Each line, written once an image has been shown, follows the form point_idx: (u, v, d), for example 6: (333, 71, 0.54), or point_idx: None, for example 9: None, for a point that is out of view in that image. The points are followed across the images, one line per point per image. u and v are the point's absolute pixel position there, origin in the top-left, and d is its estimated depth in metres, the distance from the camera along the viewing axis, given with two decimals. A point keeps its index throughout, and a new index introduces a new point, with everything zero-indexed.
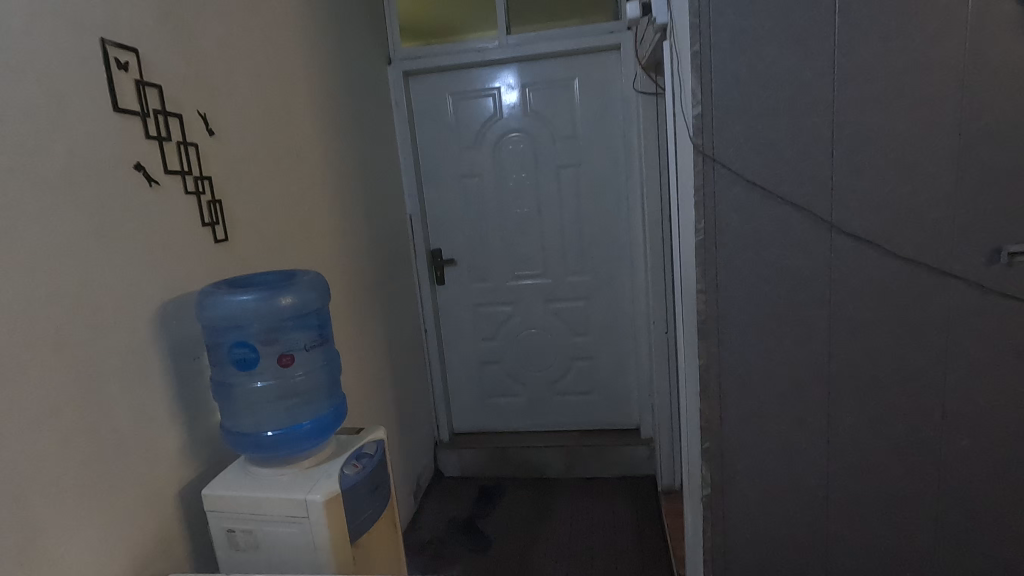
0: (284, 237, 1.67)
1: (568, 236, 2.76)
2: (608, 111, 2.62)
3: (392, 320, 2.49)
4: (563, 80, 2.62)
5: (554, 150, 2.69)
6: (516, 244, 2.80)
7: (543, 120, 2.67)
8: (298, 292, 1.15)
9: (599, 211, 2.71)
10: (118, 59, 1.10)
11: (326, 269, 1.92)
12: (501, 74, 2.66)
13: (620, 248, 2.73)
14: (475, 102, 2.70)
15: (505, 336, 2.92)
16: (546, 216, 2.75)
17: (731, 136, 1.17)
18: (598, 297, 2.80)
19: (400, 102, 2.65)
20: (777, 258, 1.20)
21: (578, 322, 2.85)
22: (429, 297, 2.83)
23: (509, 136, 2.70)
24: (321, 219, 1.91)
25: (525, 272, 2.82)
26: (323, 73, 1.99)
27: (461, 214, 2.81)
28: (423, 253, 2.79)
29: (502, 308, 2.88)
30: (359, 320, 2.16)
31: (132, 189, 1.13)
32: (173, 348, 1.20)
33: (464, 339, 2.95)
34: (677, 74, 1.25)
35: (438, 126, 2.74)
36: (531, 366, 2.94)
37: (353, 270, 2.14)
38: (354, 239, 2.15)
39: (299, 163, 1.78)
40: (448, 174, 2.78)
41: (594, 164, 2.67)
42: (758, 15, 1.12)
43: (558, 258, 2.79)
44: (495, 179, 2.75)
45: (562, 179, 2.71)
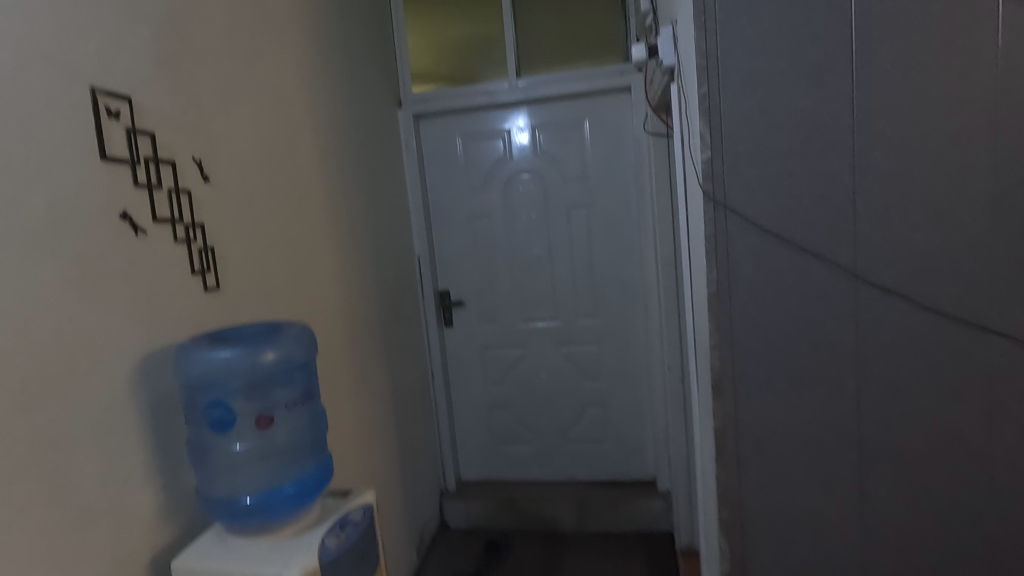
0: (282, 282, 1.63)
1: (579, 278, 2.68)
2: (619, 152, 2.58)
3: (397, 364, 2.41)
4: (574, 121, 2.60)
5: (565, 190, 2.64)
6: (525, 286, 2.73)
7: (554, 161, 2.64)
8: (282, 345, 1.09)
9: (612, 253, 2.63)
10: (109, 107, 1.08)
11: (328, 314, 1.87)
12: (511, 116, 2.65)
13: (634, 291, 2.64)
14: (485, 143, 2.68)
15: (515, 380, 2.82)
16: (557, 257, 2.69)
17: (744, 180, 1.09)
18: (611, 341, 2.70)
19: (410, 144, 2.65)
20: (797, 311, 1.10)
21: (590, 367, 2.74)
22: (436, 340, 2.76)
23: (519, 177, 2.67)
24: (324, 263, 1.86)
25: (536, 315, 2.74)
26: (331, 117, 1.99)
27: (470, 255, 2.76)
28: (431, 294, 2.73)
29: (512, 351, 2.79)
30: (363, 366, 2.09)
31: (117, 238, 1.09)
32: (153, 403, 1.13)
33: (472, 383, 2.85)
34: (686, 117, 1.19)
35: (448, 167, 2.73)
36: (542, 412, 2.82)
37: (358, 314, 2.08)
38: (358, 282, 2.11)
39: (301, 207, 1.75)
40: (457, 215, 2.74)
41: (605, 205, 2.61)
42: (771, 55, 1.06)
43: (570, 300, 2.70)
44: (505, 220, 2.70)
45: (573, 220, 2.65)
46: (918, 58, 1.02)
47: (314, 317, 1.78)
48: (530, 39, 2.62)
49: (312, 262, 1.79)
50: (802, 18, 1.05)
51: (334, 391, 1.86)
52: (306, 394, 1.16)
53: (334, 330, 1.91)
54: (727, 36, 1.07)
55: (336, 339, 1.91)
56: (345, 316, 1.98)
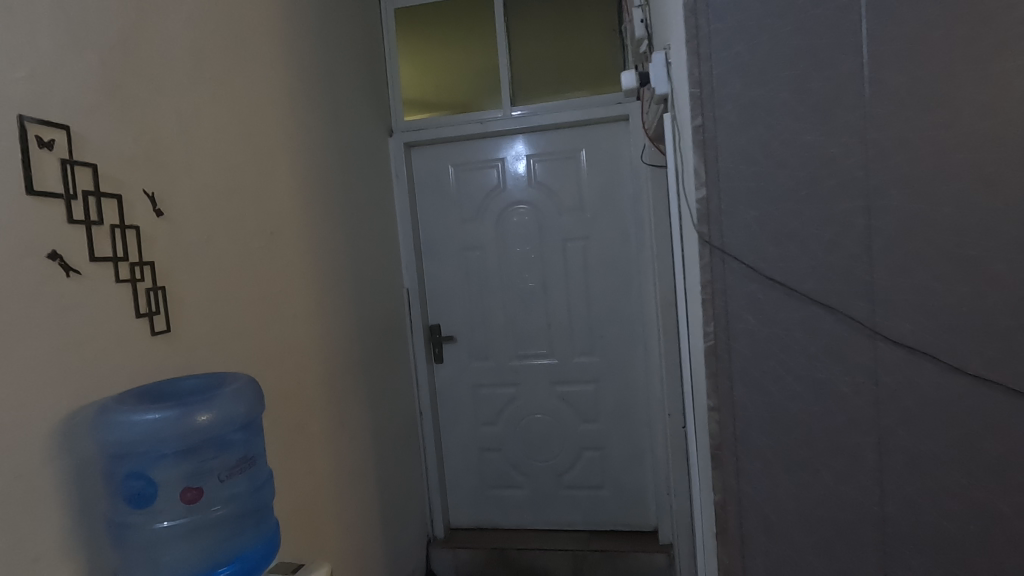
0: (247, 322, 1.51)
1: (576, 314, 2.55)
2: (617, 183, 2.47)
3: (380, 405, 2.27)
4: (571, 152, 2.50)
5: (561, 222, 2.53)
6: (519, 321, 2.60)
7: (550, 192, 2.54)
8: (219, 404, 0.94)
9: (610, 288, 2.51)
10: (40, 136, 0.98)
11: (301, 354, 1.75)
12: (506, 145, 2.56)
13: (633, 328, 2.50)
14: (478, 173, 2.59)
15: (507, 421, 2.66)
16: (552, 291, 2.56)
17: (744, 222, 0.97)
18: (608, 380, 2.55)
19: (401, 173, 2.57)
20: (806, 370, 0.97)
21: (587, 408, 2.59)
22: (425, 377, 2.62)
23: (513, 208, 2.57)
24: (297, 300, 1.75)
25: (530, 351, 2.61)
26: (311, 146, 1.90)
27: (462, 288, 2.64)
28: (420, 329, 2.61)
29: (505, 389, 2.65)
30: (341, 409, 1.96)
31: (44, 281, 0.98)
32: (80, 467, 1.00)
33: (463, 423, 2.70)
34: (679, 150, 1.08)
35: (440, 198, 2.63)
36: (536, 455, 2.66)
37: (336, 354, 1.96)
38: (338, 319, 1.99)
39: (272, 241, 1.65)
40: (449, 247, 2.64)
41: (602, 237, 2.50)
42: (771, 83, 0.95)
43: (566, 336, 2.57)
44: (498, 253, 2.59)
45: (569, 253, 2.54)
46: (938, 87, 0.90)
47: (284, 359, 1.65)
48: (525, 67, 2.55)
49: (284, 299, 1.68)
50: (805, 43, 0.94)
51: (305, 439, 1.72)
52: (246, 457, 1.00)
53: (308, 372, 1.78)
54: (722, 63, 0.96)
55: (309, 382, 1.78)
56: (320, 356, 1.86)
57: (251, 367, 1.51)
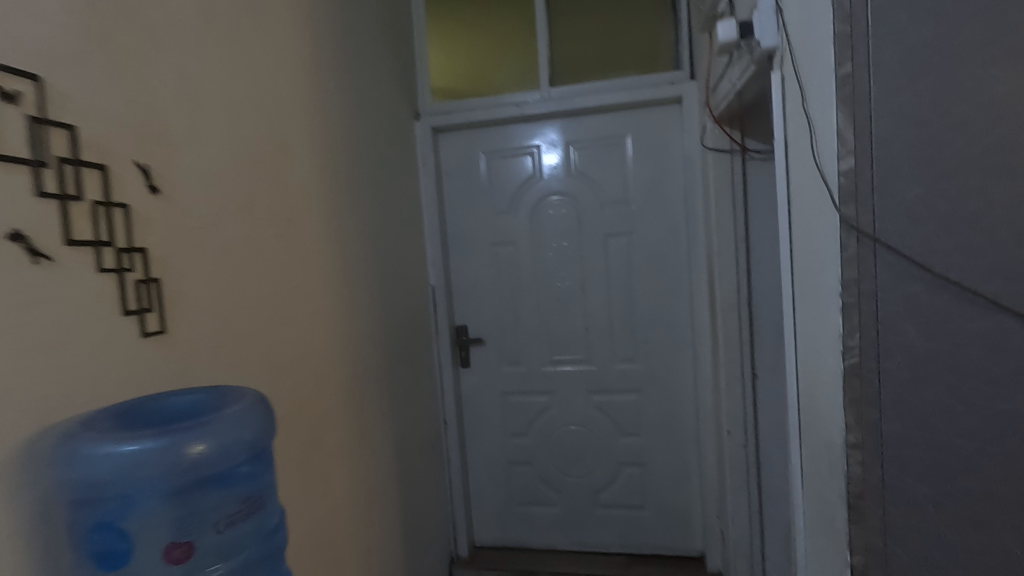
0: (257, 323, 1.30)
1: (617, 316, 2.32)
2: (666, 173, 2.23)
3: (404, 414, 2.06)
4: (615, 138, 2.27)
5: (602, 215, 2.30)
6: (554, 324, 2.37)
7: (591, 183, 2.31)
8: (216, 433, 0.72)
9: (655, 289, 2.27)
10: (2, 86, 0.78)
11: (318, 359, 1.53)
12: (543, 130, 2.34)
13: (681, 333, 2.27)
14: (512, 161, 2.37)
15: (539, 432, 2.44)
16: (591, 291, 2.33)
17: (904, 204, 0.73)
18: (652, 390, 2.31)
19: (427, 160, 2.36)
20: (984, 400, 0.73)
21: (627, 420, 2.35)
22: (450, 383, 2.40)
23: (549, 199, 2.34)
24: (315, 297, 1.54)
25: (565, 357, 2.38)
26: (331, 125, 1.69)
27: (491, 286, 2.42)
28: (446, 330, 2.40)
29: (537, 398, 2.42)
30: (362, 420, 1.75)
31: (3, 269, 0.77)
32: (47, 501, 0.80)
33: (490, 434, 2.48)
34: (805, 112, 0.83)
35: (468, 187, 2.42)
36: (570, 470, 2.43)
37: (359, 358, 1.75)
38: (360, 319, 1.78)
39: (289, 229, 1.44)
40: (477, 241, 2.42)
41: (648, 233, 2.26)
42: (950, 15, 0.71)
43: (606, 341, 2.34)
44: (532, 248, 2.37)
45: (611, 249, 2.31)
46: None
47: (299, 364, 1.45)
48: (565, 45, 2.32)
49: (300, 296, 1.47)
50: None
51: (321, 455, 1.52)
52: (252, 498, 0.79)
53: (326, 379, 1.57)
54: None
55: (327, 390, 1.57)
56: (340, 360, 1.65)
57: (262, 376, 1.30)
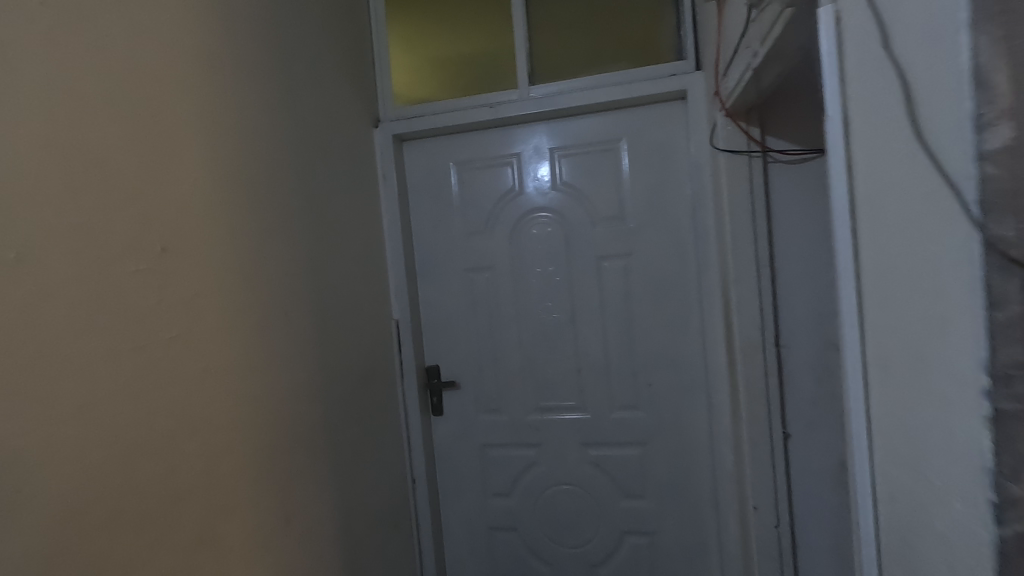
0: (103, 393, 0.96)
1: (614, 355, 1.94)
2: (669, 182, 1.87)
3: (353, 482, 1.69)
4: (608, 142, 1.92)
5: (594, 234, 1.93)
6: (540, 363, 2.00)
7: (581, 197, 1.95)
8: None
9: (659, 320, 1.90)
10: None
11: (211, 428, 1.18)
12: (523, 136, 1.99)
13: (692, 374, 1.88)
14: (488, 172, 2.02)
15: (524, 492, 2.05)
16: (583, 324, 1.96)
17: None
18: (658, 443, 1.92)
19: (389, 173, 2.02)
20: None
21: (630, 479, 1.95)
22: (419, 435, 2.03)
23: (532, 216, 1.99)
24: (209, 346, 1.19)
25: (554, 403, 2.00)
26: (242, 130, 1.36)
27: (466, 319, 2.05)
28: (413, 372, 2.03)
29: (522, 451, 2.04)
30: (285, 498, 1.38)
31: None
32: None
33: (467, 493, 2.10)
34: (902, 59, 0.48)
35: (437, 204, 2.07)
36: (562, 538, 2.03)
37: (282, 417, 1.40)
38: (285, 367, 1.43)
39: (162, 261, 1.09)
40: (450, 267, 2.06)
41: (648, 254, 1.89)
42: None
43: (602, 383, 1.95)
44: (513, 275, 2.01)
45: (606, 275, 1.93)
46: None
47: (177, 440, 1.09)
48: (547, 36, 1.97)
49: (180, 347, 1.12)
50: None
51: (212, 558, 1.15)
52: None
53: (228, 452, 1.21)
54: None
55: (228, 468, 1.21)
56: (249, 424, 1.29)
57: (105, 466, 0.95)
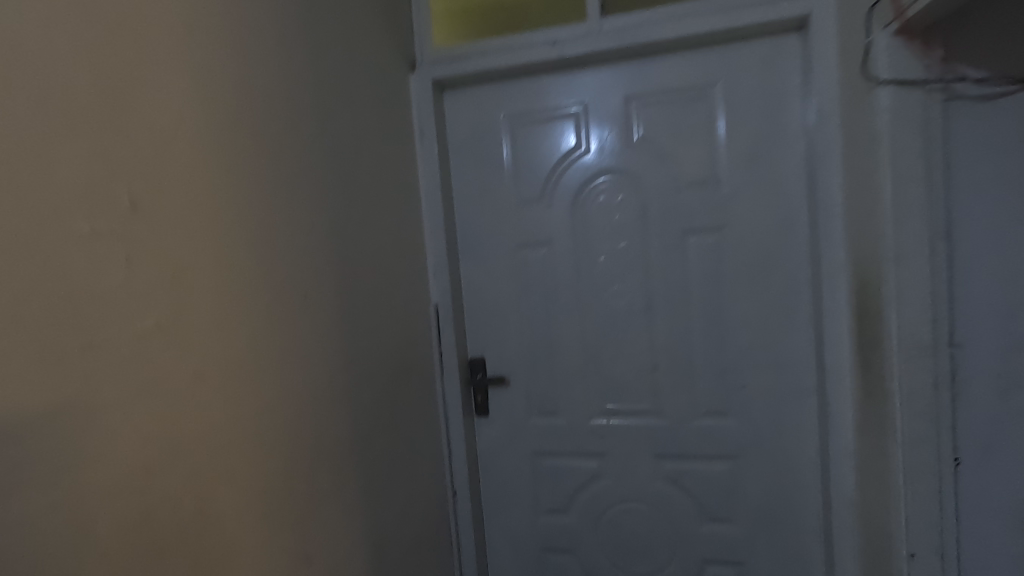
0: (39, 414, 0.65)
1: (700, 350, 1.60)
2: (776, 137, 1.50)
3: (387, 501, 1.39)
4: (698, 88, 1.55)
5: (679, 202, 1.58)
6: (606, 358, 1.67)
7: (662, 157, 1.59)
8: None
9: (758, 309, 1.54)
10: None
11: (204, 450, 0.87)
12: (591, 82, 1.63)
13: (798, 374, 1.53)
14: (547, 126, 1.67)
15: (585, 509, 1.73)
16: (662, 312, 1.61)
17: None
18: (752, 457, 1.58)
19: (427, 128, 1.68)
20: None
21: (715, 498, 1.62)
22: (461, 440, 1.72)
23: (600, 180, 1.64)
24: (202, 339, 0.88)
25: (623, 407, 1.67)
26: (244, 55, 1.03)
27: (518, 304, 1.72)
28: (454, 367, 1.71)
29: (583, 461, 1.72)
30: (305, 532, 1.08)
31: None
32: None
33: (515, 508, 1.78)
34: None
35: (484, 166, 1.73)
36: (629, 565, 1.72)
37: (302, 428, 1.09)
38: (303, 363, 1.11)
39: (132, 223, 0.78)
40: (498, 241, 1.73)
41: (746, 227, 1.53)
42: None
43: (683, 384, 1.61)
44: (576, 252, 1.66)
45: (692, 251, 1.58)
46: None
47: (158, 473, 0.79)
48: None
49: (160, 343, 0.81)
50: None
51: None
52: None
53: (228, 483, 0.91)
54: None
55: (229, 502, 0.91)
56: (258, 441, 0.98)
57: (48, 518, 0.65)
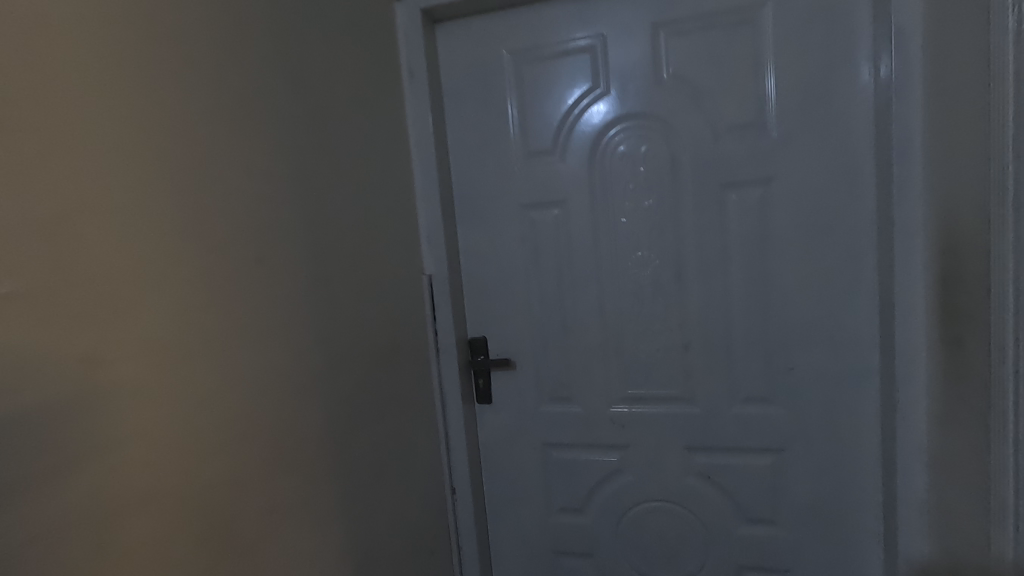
0: None
1: (739, 326, 1.36)
2: (835, 70, 1.24)
3: (371, 506, 1.17)
4: (741, 11, 1.28)
5: (716, 150, 1.32)
6: (628, 337, 1.44)
7: (696, 97, 1.33)
8: None
9: (809, 278, 1.30)
10: None
11: (104, 461, 0.66)
12: (610, 7, 1.36)
13: (857, 355, 1.30)
14: (558, 64, 1.41)
15: (604, 508, 1.52)
16: (695, 282, 1.37)
17: None
18: (801, 451, 1.36)
19: (416, 68, 1.43)
20: None
21: (755, 497, 1.41)
22: (461, 432, 1.50)
23: (621, 126, 1.38)
24: (93, 315, 0.66)
25: (648, 392, 1.44)
26: None
27: (525, 275, 1.48)
28: (451, 348, 1.48)
29: (601, 454, 1.50)
30: (255, 555, 0.87)
31: None
32: None
33: (524, 507, 1.57)
34: None
35: (484, 113, 1.47)
36: (654, 570, 1.51)
37: (252, 429, 0.87)
38: (252, 346, 0.88)
39: None
40: (501, 202, 1.48)
41: (798, 179, 1.28)
42: None
43: (718, 365, 1.38)
44: (593, 212, 1.42)
45: (732, 209, 1.33)
46: None
47: (27, 491, 0.58)
48: None
49: (23, 318, 0.59)
50: None
51: None
52: None
53: (140, 503, 0.69)
54: None
55: (140, 528, 0.69)
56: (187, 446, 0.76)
57: None
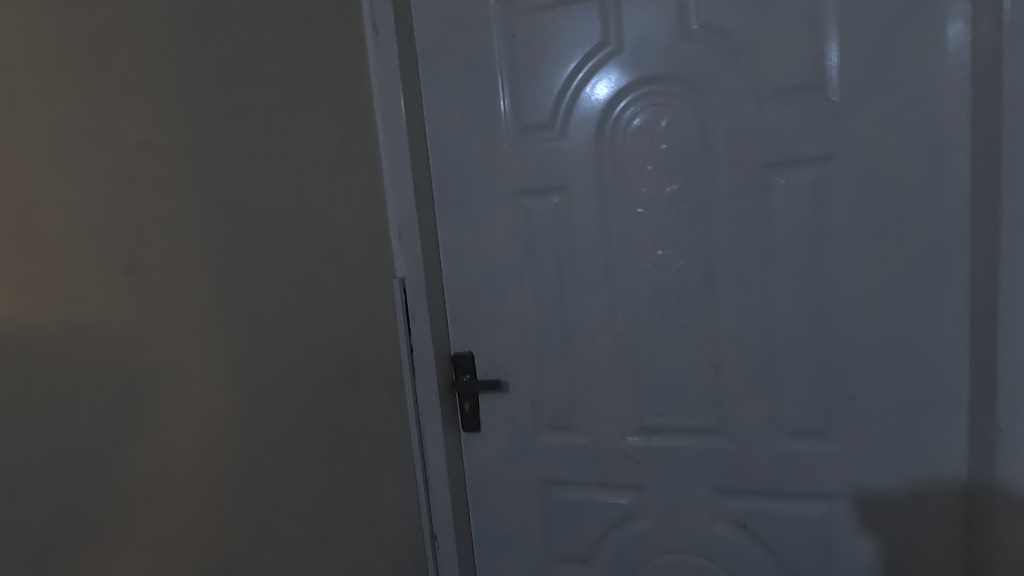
0: None
1: (785, 342, 1.08)
2: (918, 13, 0.95)
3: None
4: None
5: (760, 120, 1.04)
6: (645, 354, 1.17)
7: (732, 53, 1.05)
8: None
9: (877, 282, 1.02)
10: None
11: None
12: None
13: (938, 380, 1.02)
14: (558, 15, 1.13)
15: (615, 558, 1.26)
16: (730, 287, 1.10)
17: None
18: (862, 498, 1.09)
19: (382, 23, 1.15)
20: None
21: (803, 551, 1.14)
22: (441, 467, 1.24)
23: (637, 93, 1.11)
24: None
25: (669, 422, 1.17)
26: None
27: (518, 278, 1.22)
28: (429, 368, 1.22)
29: (611, 494, 1.24)
30: None
31: None
32: None
33: (518, 555, 1.31)
34: None
35: (467, 80, 1.20)
36: None
37: (110, 509, 0.63)
38: (116, 394, 0.64)
39: None
40: (489, 189, 1.21)
41: (867, 156, 1.00)
42: None
43: (759, 391, 1.11)
44: (602, 200, 1.15)
45: (779, 194, 1.05)
46: None
47: None
48: None
49: None
50: None
51: None
52: None
53: None
54: None
55: None
56: None
57: None
